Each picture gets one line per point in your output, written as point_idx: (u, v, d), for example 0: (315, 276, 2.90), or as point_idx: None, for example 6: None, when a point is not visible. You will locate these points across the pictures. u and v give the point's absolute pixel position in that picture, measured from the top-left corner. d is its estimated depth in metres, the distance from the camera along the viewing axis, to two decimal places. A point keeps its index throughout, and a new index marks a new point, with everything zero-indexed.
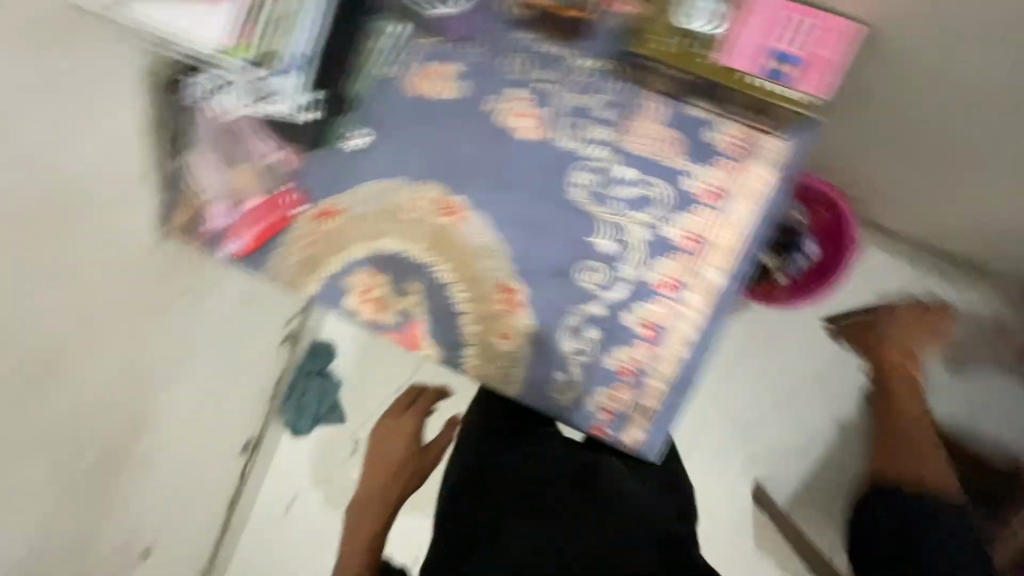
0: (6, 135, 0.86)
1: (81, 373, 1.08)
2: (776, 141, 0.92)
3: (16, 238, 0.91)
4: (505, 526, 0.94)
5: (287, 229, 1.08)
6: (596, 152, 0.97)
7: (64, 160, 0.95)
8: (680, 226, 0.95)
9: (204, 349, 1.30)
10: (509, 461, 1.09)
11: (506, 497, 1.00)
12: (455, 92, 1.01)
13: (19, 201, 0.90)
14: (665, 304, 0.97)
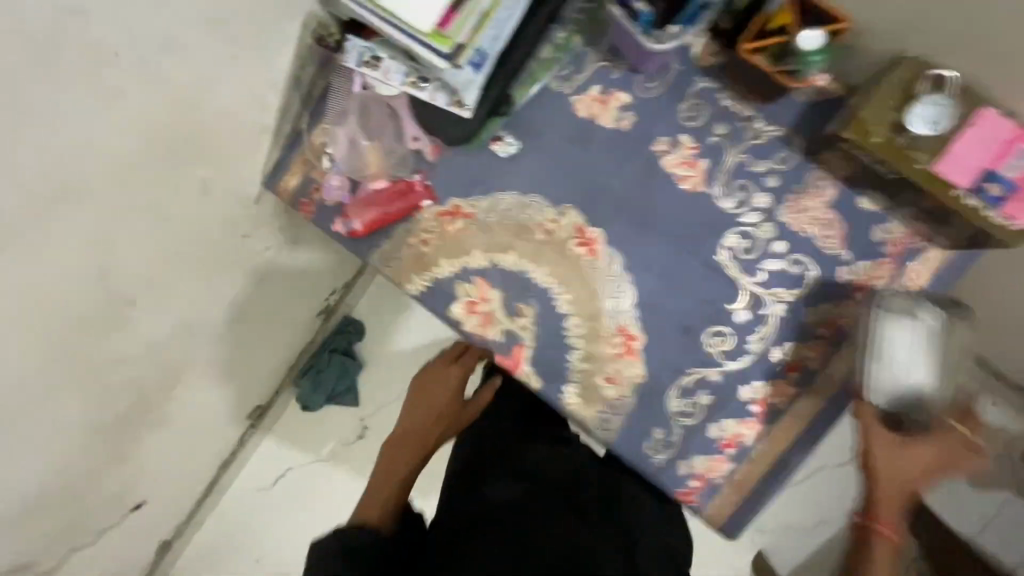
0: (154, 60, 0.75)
1: (140, 317, 1.00)
2: (940, 252, 0.90)
3: (131, 168, 0.82)
4: (535, 513, 0.82)
5: (408, 220, 1.03)
6: (752, 219, 0.94)
7: (204, 99, 0.86)
8: (822, 313, 0.93)
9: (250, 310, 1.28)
10: (528, 456, 0.98)
11: (532, 491, 0.87)
12: (621, 123, 0.96)
13: (144, 132, 0.80)
14: (785, 387, 0.95)
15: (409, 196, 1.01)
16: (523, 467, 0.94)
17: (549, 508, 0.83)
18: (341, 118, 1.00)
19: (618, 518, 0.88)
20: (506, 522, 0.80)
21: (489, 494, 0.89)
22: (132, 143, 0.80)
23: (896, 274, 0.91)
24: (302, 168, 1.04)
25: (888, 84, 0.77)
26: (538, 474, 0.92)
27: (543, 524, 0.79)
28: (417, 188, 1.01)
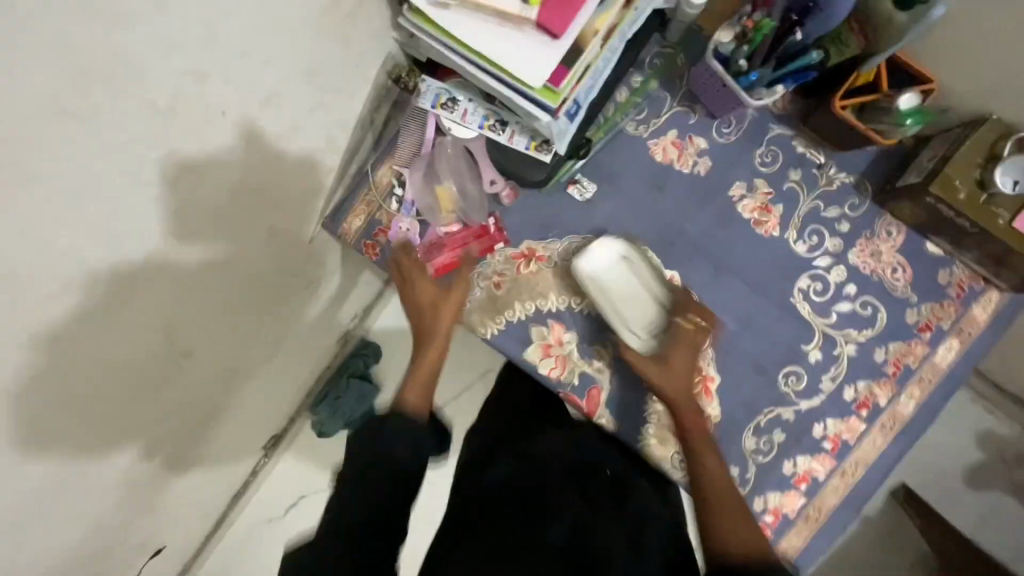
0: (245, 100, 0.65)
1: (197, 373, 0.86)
2: (997, 294, 0.95)
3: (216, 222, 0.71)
4: (502, 515, 0.76)
5: (479, 262, 1.00)
6: (825, 262, 0.97)
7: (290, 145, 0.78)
8: (890, 352, 0.97)
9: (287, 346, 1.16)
10: (539, 442, 0.91)
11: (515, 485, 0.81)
12: (697, 167, 0.98)
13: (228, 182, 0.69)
14: (856, 423, 0.98)
15: (485, 240, 0.99)
16: (534, 453, 0.88)
17: (562, 492, 0.80)
18: (413, 159, 0.98)
19: (625, 510, 0.79)
20: (521, 493, 0.79)
21: (484, 476, 0.85)
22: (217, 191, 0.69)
23: (958, 315, 0.96)
24: (366, 209, 0.99)
25: (972, 143, 0.81)
26: (552, 461, 0.86)
27: (561, 500, 0.78)
28: (493, 232, 1.00)
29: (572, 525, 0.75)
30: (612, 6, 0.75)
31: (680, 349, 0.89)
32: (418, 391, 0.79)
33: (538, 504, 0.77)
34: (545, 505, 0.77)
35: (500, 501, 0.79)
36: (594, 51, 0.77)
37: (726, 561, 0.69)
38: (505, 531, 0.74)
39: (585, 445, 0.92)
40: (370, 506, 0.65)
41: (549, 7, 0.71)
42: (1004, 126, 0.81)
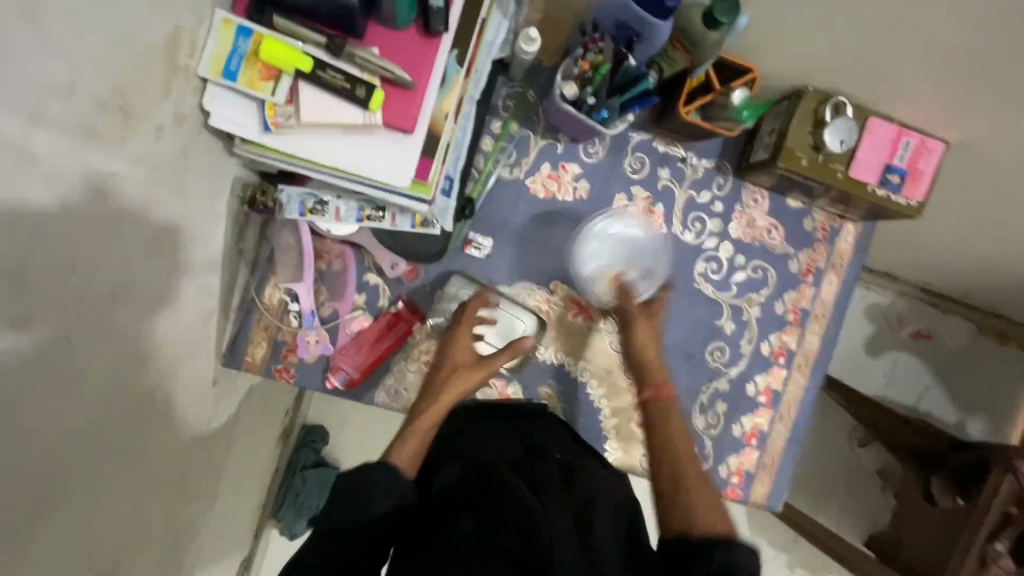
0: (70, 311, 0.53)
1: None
2: (855, 225, 1.08)
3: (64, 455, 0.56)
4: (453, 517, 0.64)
5: (402, 348, 0.97)
6: (713, 243, 1.05)
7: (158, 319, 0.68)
8: (787, 302, 1.08)
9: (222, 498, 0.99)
10: (485, 439, 0.81)
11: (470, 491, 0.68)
12: (578, 192, 1.01)
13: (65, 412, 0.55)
14: (779, 372, 1.09)
15: (399, 325, 0.96)
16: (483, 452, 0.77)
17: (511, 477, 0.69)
18: (299, 272, 0.92)
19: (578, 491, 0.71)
20: (470, 500, 0.67)
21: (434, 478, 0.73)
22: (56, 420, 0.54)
23: (830, 253, 1.08)
24: (265, 334, 0.94)
25: (800, 116, 0.90)
26: (493, 460, 0.75)
27: (504, 484, 0.68)
28: (406, 314, 0.97)
29: (523, 509, 0.64)
30: (454, 84, 0.74)
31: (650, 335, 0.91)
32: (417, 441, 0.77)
33: (491, 508, 0.64)
34: (486, 497, 0.66)
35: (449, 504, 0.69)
36: (450, 131, 0.76)
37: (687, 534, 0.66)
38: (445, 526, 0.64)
39: (530, 438, 0.84)
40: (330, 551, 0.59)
41: (393, 106, 0.68)
42: (820, 92, 0.90)
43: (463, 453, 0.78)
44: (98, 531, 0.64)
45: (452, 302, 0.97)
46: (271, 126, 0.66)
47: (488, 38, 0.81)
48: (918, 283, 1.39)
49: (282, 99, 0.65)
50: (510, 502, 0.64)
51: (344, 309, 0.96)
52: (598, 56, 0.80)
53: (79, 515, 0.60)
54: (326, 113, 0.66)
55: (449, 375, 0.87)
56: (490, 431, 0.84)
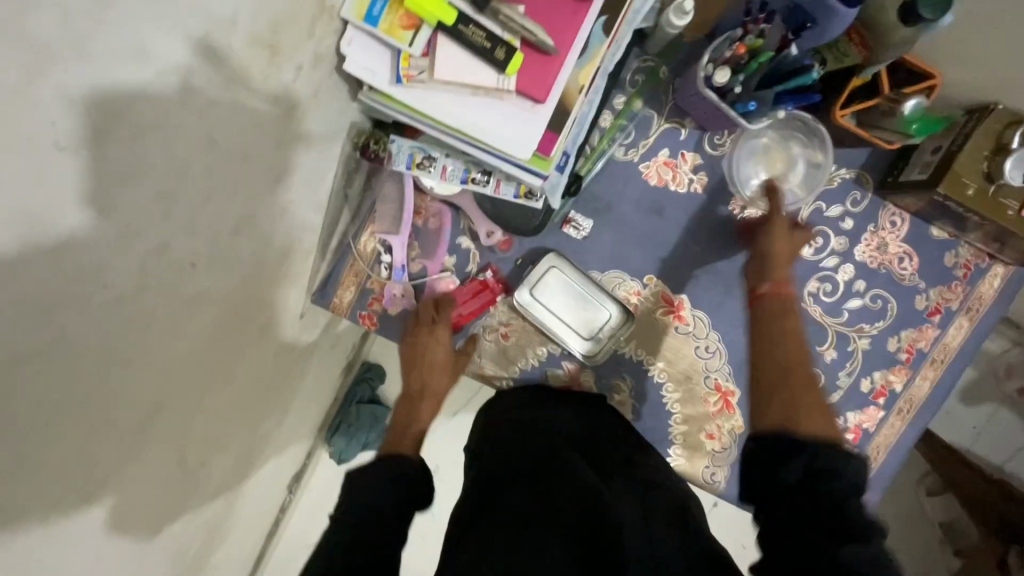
0: (192, 227, 0.53)
1: (186, 494, 0.72)
2: (1004, 268, 0.94)
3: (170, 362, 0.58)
4: (507, 490, 0.67)
5: (484, 315, 0.96)
6: (832, 262, 0.95)
7: (263, 246, 0.69)
8: (902, 339, 0.97)
9: (289, 423, 1.02)
10: (543, 415, 0.82)
11: (527, 468, 0.70)
12: (693, 184, 0.94)
13: (180, 322, 0.58)
14: (875, 413, 0.99)
15: (484, 293, 0.95)
16: (546, 429, 0.78)
17: (568, 459, 0.71)
18: (396, 224, 0.92)
19: (643, 480, 0.70)
20: (529, 474, 0.69)
21: (494, 448, 0.76)
22: (170, 327, 0.56)
23: (967, 294, 0.96)
24: (355, 279, 0.95)
25: (979, 135, 0.78)
26: (554, 440, 0.76)
27: (571, 465, 0.70)
28: (494, 285, 0.95)
29: (584, 493, 0.64)
30: (595, 55, 0.69)
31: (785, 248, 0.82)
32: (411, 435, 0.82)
33: (547, 485, 0.66)
34: (548, 482, 0.67)
35: (509, 476, 0.70)
36: (580, 107, 0.70)
37: (777, 438, 0.60)
38: (507, 509, 0.64)
39: (592, 420, 0.83)
40: (360, 515, 0.61)
41: (528, 73, 0.64)
42: (1009, 113, 0.77)
43: (525, 428, 0.79)
44: (189, 439, 0.68)
45: (538, 285, 0.94)
46: (404, 79, 0.64)
47: (636, 4, 0.71)
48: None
49: (419, 51, 0.63)
50: (567, 480, 0.67)
51: (433, 267, 0.96)
52: (757, 40, 0.72)
53: (175, 425, 0.64)
54: (465, 74, 0.63)
55: (439, 372, 0.90)
56: (546, 407, 0.84)
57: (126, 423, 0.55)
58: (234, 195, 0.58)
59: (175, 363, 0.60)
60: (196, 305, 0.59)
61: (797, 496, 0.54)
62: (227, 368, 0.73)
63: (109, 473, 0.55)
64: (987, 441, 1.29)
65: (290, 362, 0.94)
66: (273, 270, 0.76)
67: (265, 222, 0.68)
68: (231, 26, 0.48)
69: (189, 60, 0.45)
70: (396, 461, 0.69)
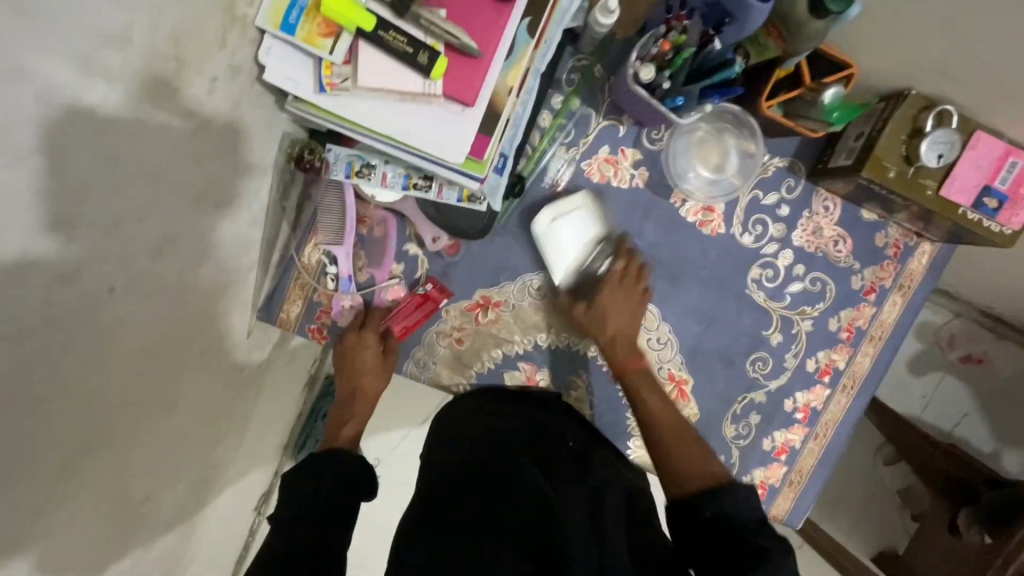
0: (106, 252, 0.50)
1: (132, 530, 0.69)
2: (931, 245, 0.99)
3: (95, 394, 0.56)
4: (460, 496, 0.68)
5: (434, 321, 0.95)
6: (772, 248, 0.98)
7: (194, 266, 0.67)
8: (842, 319, 1.01)
9: (246, 445, 0.99)
10: (494, 417, 0.83)
11: (478, 473, 0.71)
12: (635, 179, 0.95)
13: (103, 352, 0.55)
14: (821, 391, 1.03)
15: (428, 304, 0.94)
16: (497, 429, 0.80)
17: (514, 460, 0.72)
18: (340, 235, 0.90)
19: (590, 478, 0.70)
20: (479, 479, 0.70)
21: (446, 455, 0.78)
22: (92, 358, 0.54)
23: (899, 272, 1.00)
24: (301, 294, 0.93)
25: (895, 121, 0.81)
26: (504, 441, 0.77)
27: (519, 469, 0.70)
28: (433, 296, 0.94)
29: (534, 495, 0.65)
30: (522, 57, 0.69)
31: (616, 299, 0.90)
32: (350, 434, 0.89)
33: (496, 489, 0.67)
34: (499, 482, 0.68)
35: (462, 484, 0.70)
36: (511, 108, 0.70)
37: (682, 497, 0.70)
38: (458, 518, 0.65)
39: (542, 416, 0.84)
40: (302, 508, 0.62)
41: (453, 76, 0.64)
42: (922, 97, 0.81)
43: (476, 432, 0.80)
44: (130, 472, 0.66)
45: (563, 215, 0.93)
46: (326, 87, 0.62)
47: (561, 5, 0.73)
48: (983, 307, 1.28)
49: (340, 58, 0.62)
50: (517, 483, 0.68)
51: (380, 276, 0.94)
52: (681, 36, 0.74)
53: (111, 458, 0.61)
54: (390, 80, 0.62)
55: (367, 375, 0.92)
56: (496, 409, 0.85)
57: (49, 462, 0.52)
58: (152, 215, 0.56)
59: (102, 394, 0.57)
60: (119, 333, 0.57)
61: (715, 528, 0.64)
62: (166, 395, 0.70)
63: (37, 517, 0.52)
64: (934, 408, 1.36)
65: (241, 383, 0.91)
66: (210, 290, 0.74)
67: (194, 241, 0.65)
68: (126, 43, 0.46)
69: (78, 81, 0.43)
70: (334, 456, 0.69)
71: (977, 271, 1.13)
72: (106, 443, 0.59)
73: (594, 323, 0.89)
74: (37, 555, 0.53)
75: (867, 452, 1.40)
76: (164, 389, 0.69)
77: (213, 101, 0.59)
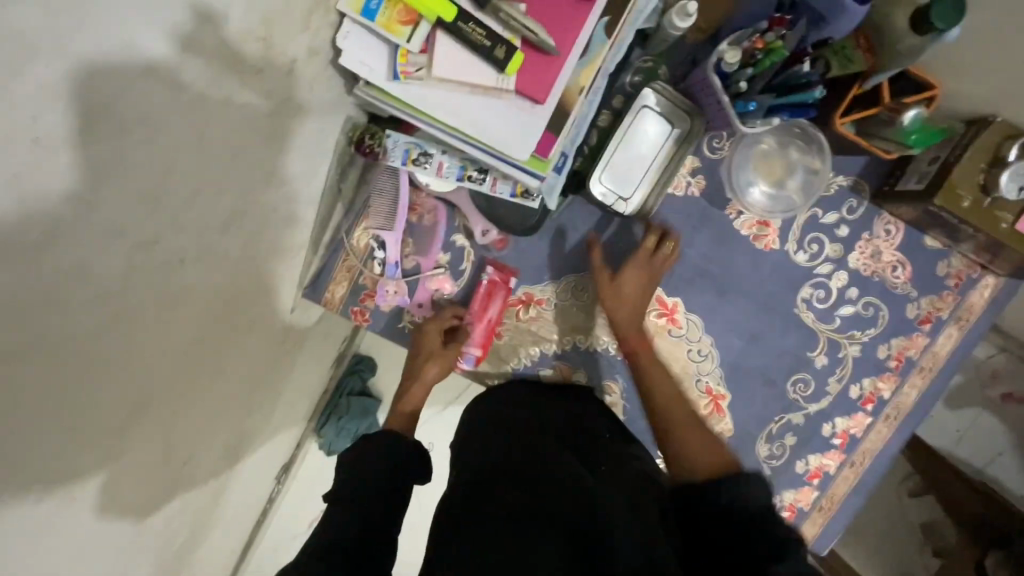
0: (180, 220, 0.51)
1: (172, 488, 0.70)
2: (996, 279, 0.95)
3: (155, 357, 0.57)
4: (494, 486, 0.67)
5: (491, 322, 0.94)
6: (826, 269, 0.96)
7: (253, 239, 0.68)
8: (892, 347, 0.98)
9: (278, 415, 1.01)
10: (534, 413, 0.82)
11: (517, 467, 0.70)
12: (691, 188, 0.94)
13: (167, 318, 0.56)
14: (862, 419, 1.00)
15: (498, 288, 0.94)
16: (539, 426, 0.79)
17: (553, 455, 0.71)
18: (391, 220, 0.91)
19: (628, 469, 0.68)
20: (516, 475, 0.68)
21: (483, 445, 0.76)
22: (156, 323, 0.55)
23: (957, 304, 0.96)
24: (347, 275, 0.94)
25: (976, 149, 0.77)
26: (541, 437, 0.76)
27: (559, 463, 0.69)
28: (500, 278, 0.94)
29: (571, 487, 0.64)
30: (597, 56, 0.68)
31: (637, 277, 0.88)
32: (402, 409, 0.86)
33: (533, 483, 0.66)
34: (537, 479, 0.67)
35: (498, 475, 0.69)
36: (578, 108, 0.69)
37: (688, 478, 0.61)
38: (492, 508, 0.63)
39: (579, 415, 0.82)
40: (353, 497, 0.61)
41: (527, 73, 0.63)
42: (1009, 124, 0.76)
43: (517, 426, 0.79)
44: (177, 436, 0.67)
45: (639, 119, 0.88)
46: (400, 75, 0.62)
47: (639, 5, 0.70)
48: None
49: (416, 47, 0.61)
50: (555, 477, 0.67)
51: (427, 264, 0.95)
52: (777, 40, 0.69)
53: (164, 421, 0.63)
54: (466, 73, 0.62)
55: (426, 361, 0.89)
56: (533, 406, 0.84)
57: (113, 421, 0.54)
58: (224, 190, 0.57)
59: (163, 357, 0.59)
60: (183, 299, 0.58)
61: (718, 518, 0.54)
62: (216, 363, 0.72)
63: (97, 471, 0.54)
64: (973, 446, 1.31)
65: (280, 355, 0.93)
66: (265, 263, 0.75)
67: (257, 215, 0.66)
68: (224, 22, 0.47)
69: (178, 57, 0.44)
70: (391, 438, 0.69)
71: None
72: (160, 405, 0.61)
73: (608, 294, 0.88)
74: (90, 504, 0.55)
75: (897, 481, 1.35)
76: (215, 356, 0.70)
77: (289, 81, 0.60)
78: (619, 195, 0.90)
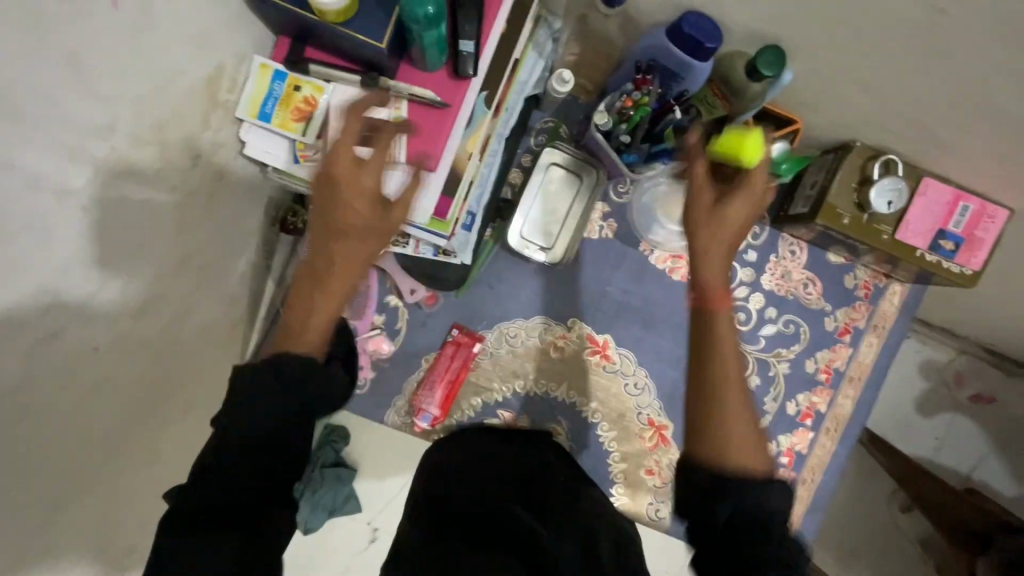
0: (87, 315, 0.55)
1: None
2: (901, 286, 1.01)
3: (77, 450, 0.58)
4: (440, 544, 0.68)
5: (460, 383, 0.99)
6: (742, 292, 1.01)
7: (178, 323, 0.71)
8: (820, 361, 1.02)
9: None
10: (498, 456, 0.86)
11: (465, 517, 0.73)
12: (604, 232, 1.00)
13: (88, 407, 0.58)
14: (805, 434, 1.02)
15: (461, 350, 0.98)
16: (495, 467, 0.83)
17: (501, 502, 0.75)
18: None
19: (575, 510, 0.73)
20: (466, 526, 0.72)
21: (435, 493, 0.78)
22: (75, 414, 0.57)
23: (871, 313, 1.01)
24: None
25: (845, 173, 0.85)
26: (492, 483, 0.79)
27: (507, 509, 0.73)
28: (464, 340, 0.98)
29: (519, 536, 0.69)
30: (480, 126, 0.75)
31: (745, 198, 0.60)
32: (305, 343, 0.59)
33: (481, 533, 0.70)
34: (486, 531, 0.71)
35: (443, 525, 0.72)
36: (472, 170, 0.77)
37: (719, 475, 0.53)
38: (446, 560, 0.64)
39: (532, 455, 0.87)
40: (225, 477, 0.51)
41: (415, 145, 0.69)
42: (869, 145, 0.84)
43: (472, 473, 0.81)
44: (112, 531, 0.67)
45: (543, 174, 0.95)
46: (300, 160, 0.69)
47: (520, 78, 0.83)
48: (985, 344, 1.17)
49: (311, 137, 0.68)
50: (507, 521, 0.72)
51: (363, 327, 0.99)
52: (643, 96, 0.77)
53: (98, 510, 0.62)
54: (363, 151, 0.68)
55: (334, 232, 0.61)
56: (488, 452, 0.87)
57: (33, 512, 0.54)
58: (135, 278, 0.61)
59: (88, 450, 0.60)
60: (101, 389, 0.60)
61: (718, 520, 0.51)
62: (150, 445, 0.71)
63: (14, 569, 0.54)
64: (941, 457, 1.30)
65: None
66: (193, 349, 0.77)
67: (180, 297, 0.70)
68: (113, 132, 0.52)
69: (68, 171, 0.49)
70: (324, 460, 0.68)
71: (960, 318, 1.13)
72: (88, 499, 0.62)
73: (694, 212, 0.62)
74: None
75: (880, 499, 1.24)
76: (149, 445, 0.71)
77: (196, 180, 0.66)
78: (538, 245, 0.96)
